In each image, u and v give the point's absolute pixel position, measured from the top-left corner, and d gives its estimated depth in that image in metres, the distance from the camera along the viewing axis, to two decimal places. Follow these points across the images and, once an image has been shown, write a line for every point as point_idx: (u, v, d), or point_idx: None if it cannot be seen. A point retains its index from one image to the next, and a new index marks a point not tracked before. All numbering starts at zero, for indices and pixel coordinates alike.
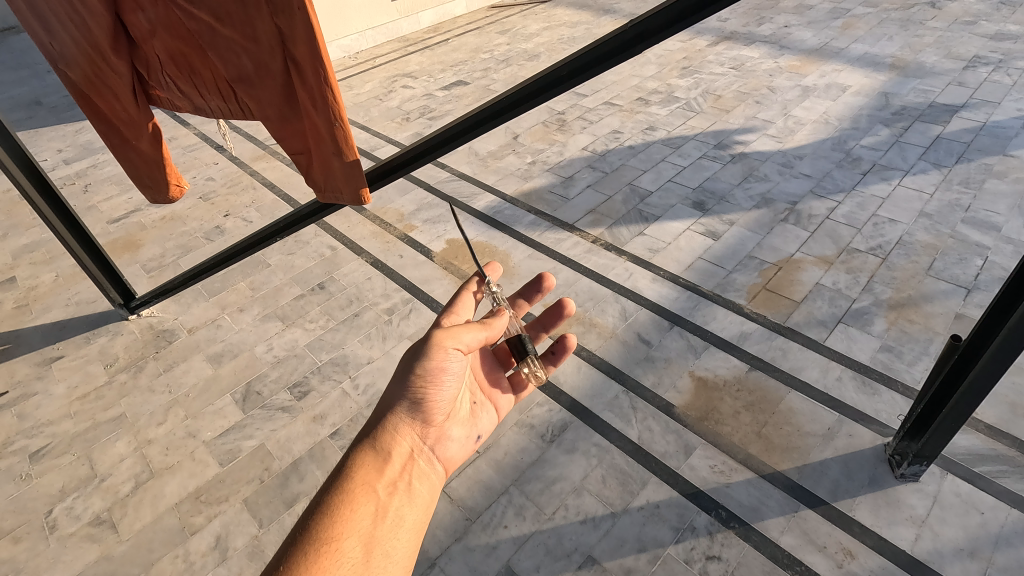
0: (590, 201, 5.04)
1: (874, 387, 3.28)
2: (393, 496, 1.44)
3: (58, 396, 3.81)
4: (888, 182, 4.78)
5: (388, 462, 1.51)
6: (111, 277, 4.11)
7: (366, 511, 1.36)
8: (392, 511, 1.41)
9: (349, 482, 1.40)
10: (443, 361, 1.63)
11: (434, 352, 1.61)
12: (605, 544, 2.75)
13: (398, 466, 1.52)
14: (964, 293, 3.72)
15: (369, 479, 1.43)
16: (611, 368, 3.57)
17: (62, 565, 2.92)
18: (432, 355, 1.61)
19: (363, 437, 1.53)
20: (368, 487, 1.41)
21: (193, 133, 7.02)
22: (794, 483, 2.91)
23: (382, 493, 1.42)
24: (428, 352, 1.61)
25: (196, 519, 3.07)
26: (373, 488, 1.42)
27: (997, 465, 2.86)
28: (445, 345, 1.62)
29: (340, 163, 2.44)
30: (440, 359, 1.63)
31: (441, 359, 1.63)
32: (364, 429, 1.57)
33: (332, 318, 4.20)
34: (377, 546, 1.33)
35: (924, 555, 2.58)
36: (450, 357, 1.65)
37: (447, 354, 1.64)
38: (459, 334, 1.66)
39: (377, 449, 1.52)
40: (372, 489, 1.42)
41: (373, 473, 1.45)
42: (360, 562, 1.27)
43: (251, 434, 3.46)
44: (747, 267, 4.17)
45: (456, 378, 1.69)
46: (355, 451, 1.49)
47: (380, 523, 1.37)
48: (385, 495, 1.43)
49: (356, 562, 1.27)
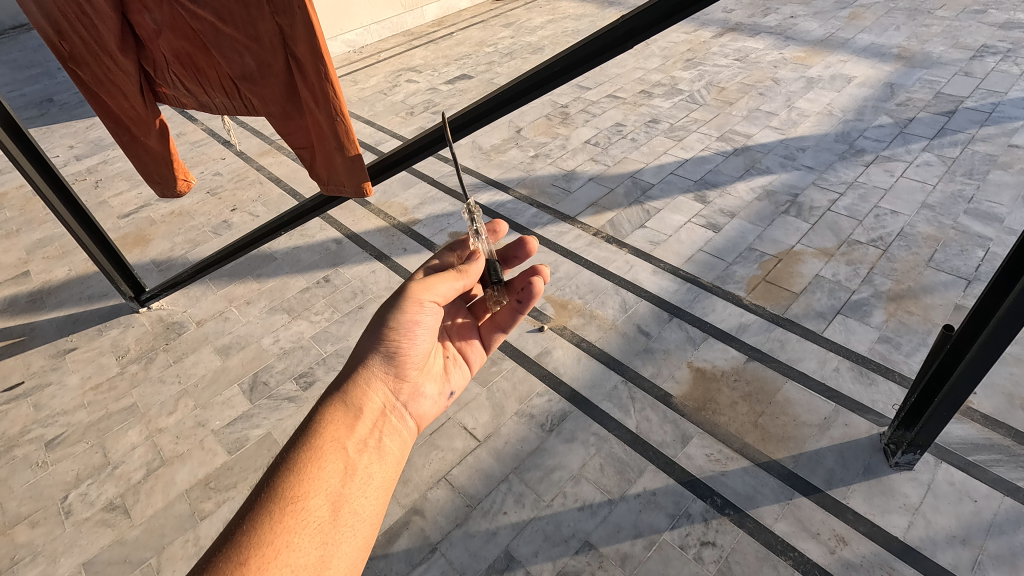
0: (592, 194, 5.07)
1: (872, 377, 3.31)
2: (363, 454, 1.46)
3: (72, 387, 3.92)
4: (891, 173, 4.77)
5: (357, 419, 1.53)
6: (121, 271, 4.20)
7: (334, 468, 1.37)
8: (361, 468, 1.42)
9: (317, 440, 1.40)
10: (416, 313, 1.70)
11: (405, 302, 1.67)
12: (602, 531, 2.81)
13: (368, 424, 1.54)
14: (964, 285, 3.73)
15: (338, 435, 1.44)
16: (611, 359, 3.62)
17: (77, 549, 3.03)
18: (405, 308, 1.67)
19: (333, 393, 1.56)
20: (337, 443, 1.42)
21: (200, 129, 7.11)
22: (789, 471, 2.95)
23: (350, 449, 1.44)
24: (400, 302, 1.68)
25: (206, 505, 3.16)
26: (341, 445, 1.43)
27: (992, 454, 2.88)
28: (418, 296, 1.69)
29: (342, 157, 2.49)
30: (412, 310, 1.68)
31: (412, 310, 1.68)
32: (333, 387, 1.59)
33: (337, 310, 4.28)
34: (346, 504, 1.32)
35: (917, 542, 2.62)
36: (422, 307, 1.70)
37: (417, 304, 1.69)
38: (434, 285, 1.72)
39: (346, 407, 1.54)
40: (340, 445, 1.43)
41: (341, 431, 1.46)
42: (328, 519, 1.27)
43: (258, 423, 3.55)
44: (747, 259, 4.19)
45: (427, 331, 1.74)
46: (322, 408, 1.51)
47: (349, 480, 1.37)
48: (354, 451, 1.44)
49: (323, 520, 1.26)
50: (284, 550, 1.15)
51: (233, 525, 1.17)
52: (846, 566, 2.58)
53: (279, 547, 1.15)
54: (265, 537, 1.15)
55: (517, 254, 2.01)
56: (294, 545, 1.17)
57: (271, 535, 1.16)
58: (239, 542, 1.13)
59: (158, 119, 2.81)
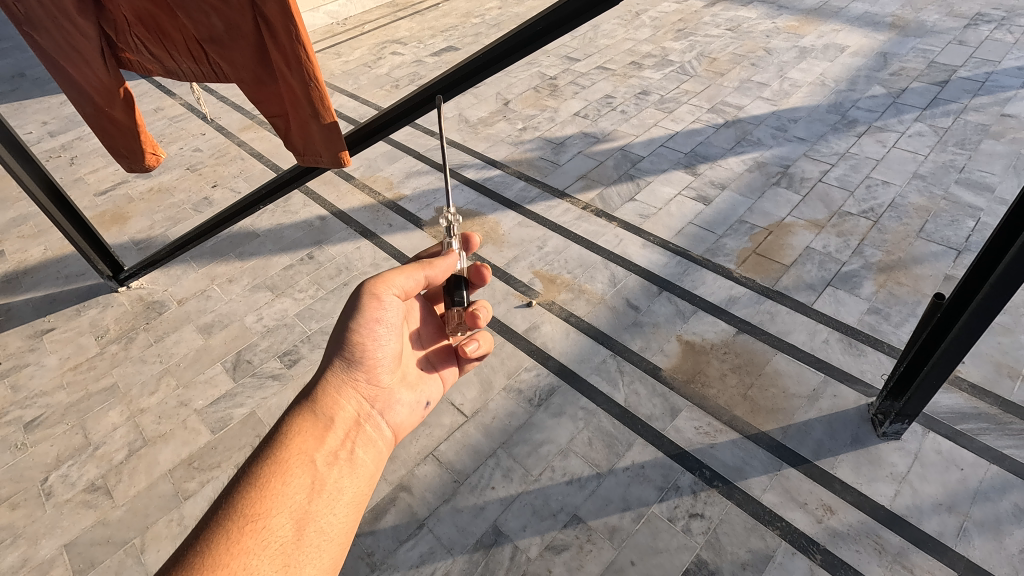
0: (581, 167, 4.98)
1: (861, 348, 3.29)
2: (332, 467, 1.40)
3: (51, 368, 3.83)
4: (883, 144, 4.70)
5: (329, 429, 1.48)
6: (99, 250, 4.08)
7: (301, 483, 1.31)
8: (330, 483, 1.36)
9: (283, 452, 1.34)
10: (378, 310, 1.64)
11: (365, 301, 1.62)
12: (591, 504, 2.80)
13: (340, 434, 1.49)
14: (954, 255, 3.71)
15: (307, 446, 1.39)
16: (599, 333, 3.58)
17: (59, 531, 2.98)
18: (365, 307, 1.62)
19: (302, 400, 1.51)
20: (304, 455, 1.37)
21: (179, 103, 6.89)
22: (777, 442, 2.94)
23: (319, 462, 1.38)
24: (360, 301, 1.61)
25: (190, 485, 3.12)
26: (310, 457, 1.37)
27: (979, 423, 2.89)
28: (378, 292, 1.63)
29: (317, 125, 2.39)
30: (374, 307, 1.63)
31: (374, 308, 1.63)
32: (304, 393, 1.54)
33: (321, 287, 4.19)
34: (311, 523, 1.26)
35: (903, 510, 2.63)
36: (382, 303, 1.64)
37: (376, 300, 1.63)
38: (391, 278, 1.64)
39: (317, 415, 1.49)
40: (309, 457, 1.37)
41: (310, 442, 1.41)
42: (291, 539, 1.21)
43: (242, 402, 3.49)
44: (738, 232, 4.14)
45: (393, 333, 1.69)
46: (290, 416, 1.45)
47: (317, 496, 1.31)
48: (323, 464, 1.39)
49: (286, 540, 1.21)
50: (241, 574, 1.09)
51: (186, 545, 1.11)
52: (833, 535, 2.59)
53: (235, 571, 1.09)
54: (219, 559, 1.09)
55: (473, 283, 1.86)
56: (251, 569, 1.11)
57: (227, 558, 1.10)
58: (192, 564, 1.07)
59: (123, 87, 2.66)
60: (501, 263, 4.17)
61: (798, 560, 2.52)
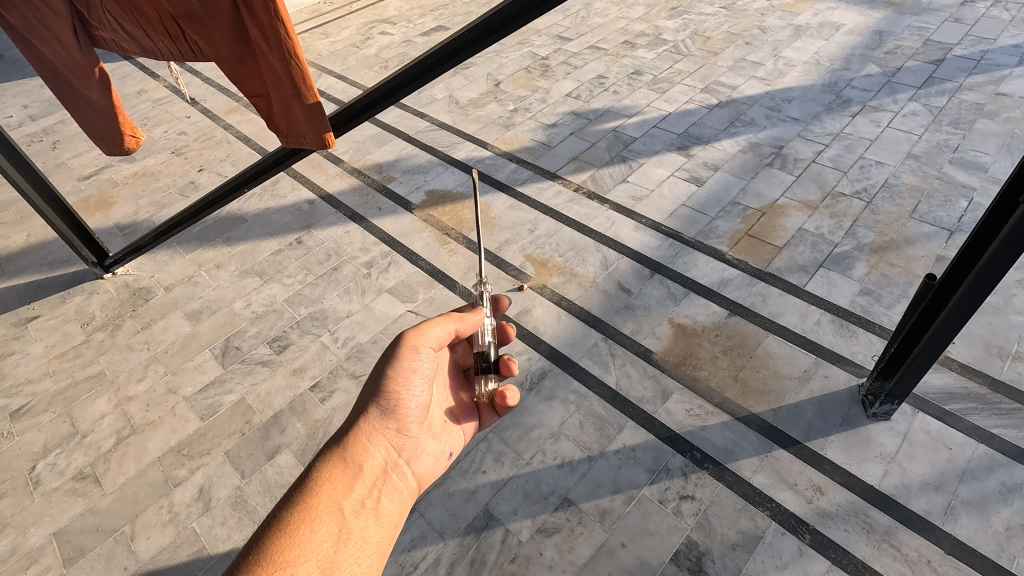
0: (573, 149, 4.92)
1: (852, 330, 3.29)
2: (358, 515, 1.37)
3: (36, 356, 3.78)
4: (877, 124, 4.66)
5: (356, 477, 1.46)
6: (82, 236, 4.00)
7: (328, 531, 1.28)
8: (355, 532, 1.33)
9: (311, 499, 1.33)
10: (411, 360, 1.67)
11: (400, 350, 1.66)
12: (582, 487, 2.81)
13: (367, 482, 1.48)
14: (947, 236, 3.69)
15: (334, 494, 1.37)
16: (591, 317, 3.56)
17: (47, 519, 2.96)
18: (400, 356, 1.66)
19: (331, 448, 1.50)
20: (332, 502, 1.35)
21: (163, 85, 6.74)
22: (768, 424, 2.95)
23: (346, 510, 1.35)
24: (395, 351, 1.66)
25: (179, 472, 3.10)
26: (337, 505, 1.35)
27: (968, 402, 2.90)
28: (415, 343, 1.67)
29: (300, 106, 2.31)
30: (405, 358, 1.66)
31: (407, 358, 1.66)
32: (334, 440, 1.54)
33: (310, 272, 4.14)
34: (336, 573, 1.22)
35: (892, 490, 2.64)
36: (417, 354, 1.68)
37: (410, 351, 1.67)
38: (428, 329, 1.70)
39: (346, 463, 1.48)
40: (335, 505, 1.35)
41: (338, 489, 1.39)
42: None
43: (231, 389, 3.47)
44: (730, 214, 4.11)
45: (423, 382, 1.69)
46: (320, 464, 1.45)
47: (343, 545, 1.28)
48: (350, 511, 1.36)
49: None
50: None
51: None
52: (822, 515, 2.60)
53: None
54: None
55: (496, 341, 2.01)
56: None
57: None
58: None
59: (99, 67, 2.60)
60: (492, 246, 4.12)
61: (787, 540, 2.54)
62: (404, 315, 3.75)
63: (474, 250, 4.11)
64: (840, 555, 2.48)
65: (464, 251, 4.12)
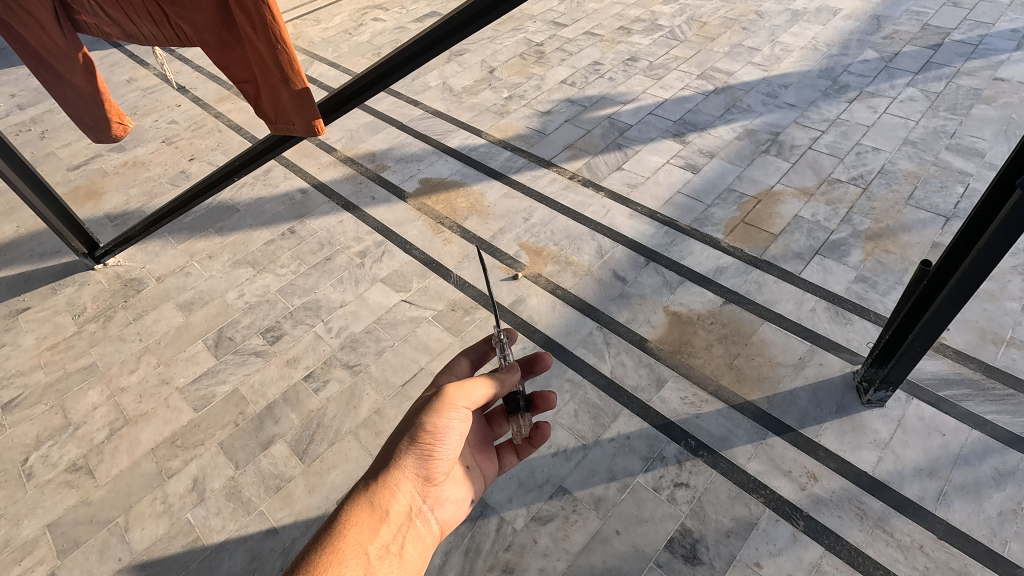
0: (568, 137, 4.87)
1: (847, 317, 3.28)
2: (383, 560, 1.36)
3: (27, 348, 3.75)
4: (874, 109, 4.63)
5: (383, 522, 1.43)
6: (72, 227, 3.95)
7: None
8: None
9: (340, 541, 1.32)
10: (449, 417, 1.59)
11: (439, 407, 1.57)
12: (576, 476, 2.81)
13: (393, 527, 1.45)
14: (943, 222, 3.67)
15: (361, 538, 1.35)
16: (586, 305, 3.54)
17: (41, 511, 2.95)
18: (438, 412, 1.58)
19: (362, 487, 1.46)
20: (358, 547, 1.33)
21: (153, 74, 6.65)
22: (763, 411, 2.94)
23: (372, 555, 1.34)
24: (434, 405, 1.58)
25: (173, 463, 3.08)
26: (363, 549, 1.34)
27: (962, 388, 2.90)
28: (454, 400, 1.59)
29: (288, 92, 2.26)
30: (443, 415, 1.58)
31: (445, 415, 1.58)
32: (366, 478, 1.50)
33: (304, 262, 4.11)
34: None
35: (885, 476, 2.65)
36: (455, 412, 1.60)
37: (449, 409, 1.59)
38: (470, 390, 1.61)
39: (375, 506, 1.45)
40: (362, 549, 1.34)
41: (365, 533, 1.37)
42: None
43: (225, 379, 3.45)
44: (726, 201, 4.09)
45: (457, 439, 1.63)
46: (350, 503, 1.42)
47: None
48: (376, 557, 1.35)
49: None
50: None
51: None
52: (816, 501, 2.61)
53: None
54: None
55: (532, 367, 1.95)
56: None
57: None
58: None
59: (83, 52, 2.54)
60: (487, 235, 4.10)
61: (781, 526, 2.55)
62: (398, 305, 3.73)
63: (469, 239, 4.08)
64: (834, 541, 2.48)
65: (459, 240, 4.09)
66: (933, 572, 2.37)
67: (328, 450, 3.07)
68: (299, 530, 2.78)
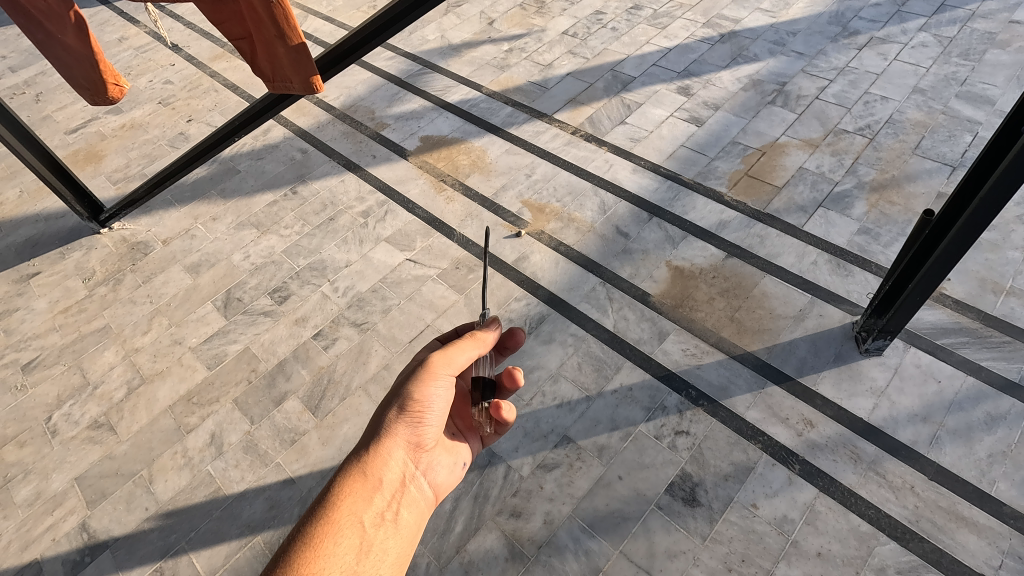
0: (569, 90, 4.77)
1: (848, 269, 3.30)
2: (379, 528, 1.34)
3: (41, 311, 3.83)
4: (884, 56, 4.51)
5: (378, 491, 1.42)
6: (75, 190, 3.96)
7: (349, 543, 1.25)
8: (376, 544, 1.30)
9: (335, 512, 1.29)
10: (433, 384, 1.63)
11: (423, 375, 1.61)
12: (580, 426, 2.90)
13: (387, 495, 1.44)
14: (949, 171, 3.64)
15: (356, 508, 1.33)
16: (588, 261, 3.57)
17: (67, 465, 3.08)
18: (422, 378, 1.62)
19: (353, 461, 1.46)
20: (354, 516, 1.31)
21: (144, 32, 6.49)
22: (763, 361, 3.01)
23: (367, 524, 1.32)
24: (418, 374, 1.62)
25: (191, 419, 3.20)
26: (358, 519, 1.31)
27: (959, 337, 2.95)
28: (440, 367, 1.64)
29: (284, 47, 2.21)
30: (427, 381, 1.62)
31: (429, 382, 1.62)
32: (356, 451, 1.50)
33: (307, 223, 4.13)
34: None
35: (880, 422, 2.73)
36: (439, 380, 1.64)
37: (434, 374, 1.63)
38: (452, 356, 1.67)
39: (367, 476, 1.44)
40: (358, 519, 1.31)
41: (360, 502, 1.35)
42: None
43: (235, 339, 3.52)
44: (730, 154, 4.05)
45: (443, 406, 1.65)
46: (342, 475, 1.40)
47: (365, 557, 1.25)
48: (371, 525, 1.33)
49: None
50: None
51: None
52: (812, 446, 2.70)
53: None
54: None
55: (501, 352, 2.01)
56: None
57: None
58: None
59: (72, 10, 2.50)
60: (489, 193, 4.09)
61: (777, 470, 2.65)
62: (402, 264, 3.76)
63: (471, 197, 4.08)
64: (827, 483, 2.58)
65: (461, 198, 4.09)
66: (922, 510, 2.47)
67: (339, 405, 3.16)
68: (315, 480, 2.90)
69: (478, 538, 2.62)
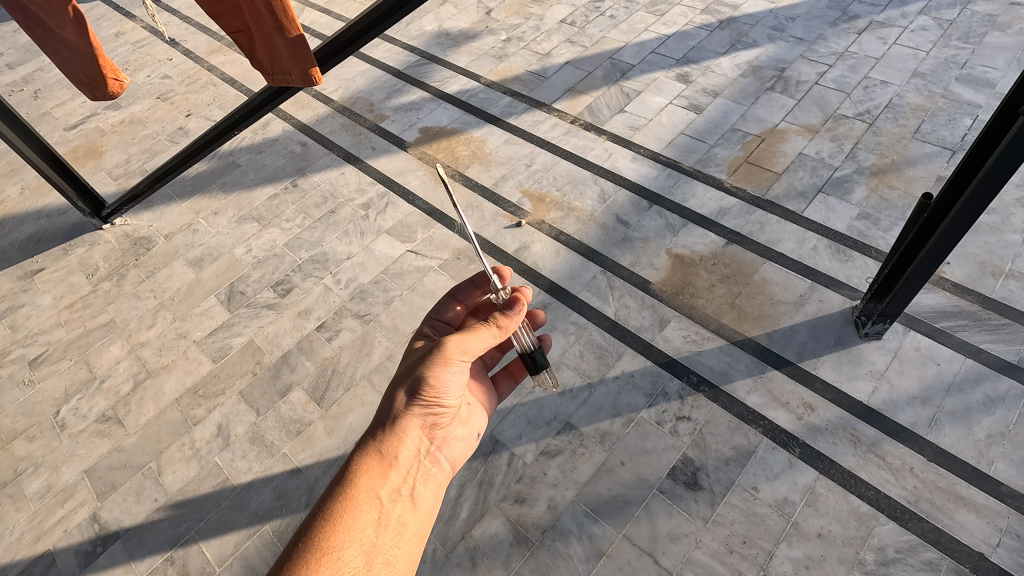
0: (568, 79, 4.76)
1: (848, 254, 3.31)
2: (397, 502, 1.37)
3: (46, 307, 3.85)
4: (884, 40, 4.49)
5: (393, 466, 1.43)
6: (76, 187, 3.96)
7: (368, 518, 1.28)
8: (394, 518, 1.33)
9: (352, 488, 1.31)
10: (448, 369, 1.63)
11: (439, 360, 1.62)
12: (582, 412, 2.93)
13: (403, 470, 1.45)
14: (949, 155, 3.64)
15: (373, 484, 1.35)
16: (589, 250, 3.59)
17: (77, 458, 3.12)
18: (437, 359, 1.62)
19: (369, 438, 1.46)
20: (371, 492, 1.33)
21: (141, 27, 6.47)
22: (763, 347, 3.03)
23: (384, 498, 1.34)
24: (433, 359, 1.62)
25: (197, 411, 3.23)
26: (376, 494, 1.33)
27: (959, 319, 2.97)
28: (455, 352, 1.64)
29: (282, 40, 2.20)
30: (443, 367, 1.62)
31: (445, 365, 1.62)
32: (372, 428, 1.50)
33: (308, 216, 4.14)
34: (379, 556, 1.24)
35: (880, 405, 2.75)
36: (454, 365, 1.65)
37: (449, 358, 1.63)
38: (469, 343, 1.66)
39: (383, 453, 1.44)
40: (375, 494, 1.33)
41: (376, 479, 1.37)
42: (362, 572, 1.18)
43: (239, 332, 3.55)
44: (730, 141, 4.04)
45: (457, 385, 1.67)
46: (358, 453, 1.41)
47: (383, 530, 1.28)
48: (388, 501, 1.35)
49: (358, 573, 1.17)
50: None
51: None
52: (812, 430, 2.73)
53: None
54: None
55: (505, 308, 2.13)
56: None
57: None
58: None
59: (71, 6, 2.48)
60: (489, 183, 4.10)
61: (777, 453, 2.68)
62: (403, 256, 3.78)
63: (471, 188, 4.08)
64: (827, 466, 2.61)
65: (461, 189, 4.09)
66: (921, 491, 2.50)
67: (344, 395, 3.20)
68: (321, 469, 2.94)
69: (483, 524, 2.65)
